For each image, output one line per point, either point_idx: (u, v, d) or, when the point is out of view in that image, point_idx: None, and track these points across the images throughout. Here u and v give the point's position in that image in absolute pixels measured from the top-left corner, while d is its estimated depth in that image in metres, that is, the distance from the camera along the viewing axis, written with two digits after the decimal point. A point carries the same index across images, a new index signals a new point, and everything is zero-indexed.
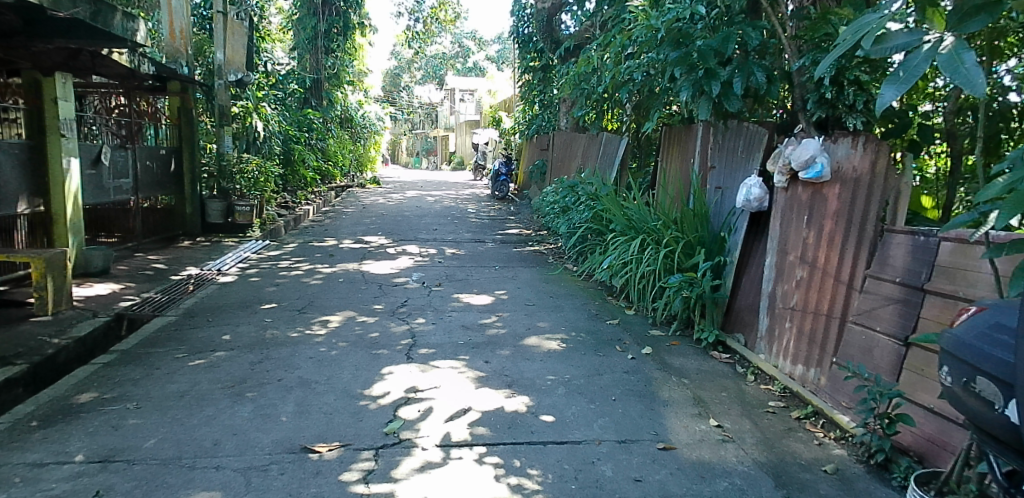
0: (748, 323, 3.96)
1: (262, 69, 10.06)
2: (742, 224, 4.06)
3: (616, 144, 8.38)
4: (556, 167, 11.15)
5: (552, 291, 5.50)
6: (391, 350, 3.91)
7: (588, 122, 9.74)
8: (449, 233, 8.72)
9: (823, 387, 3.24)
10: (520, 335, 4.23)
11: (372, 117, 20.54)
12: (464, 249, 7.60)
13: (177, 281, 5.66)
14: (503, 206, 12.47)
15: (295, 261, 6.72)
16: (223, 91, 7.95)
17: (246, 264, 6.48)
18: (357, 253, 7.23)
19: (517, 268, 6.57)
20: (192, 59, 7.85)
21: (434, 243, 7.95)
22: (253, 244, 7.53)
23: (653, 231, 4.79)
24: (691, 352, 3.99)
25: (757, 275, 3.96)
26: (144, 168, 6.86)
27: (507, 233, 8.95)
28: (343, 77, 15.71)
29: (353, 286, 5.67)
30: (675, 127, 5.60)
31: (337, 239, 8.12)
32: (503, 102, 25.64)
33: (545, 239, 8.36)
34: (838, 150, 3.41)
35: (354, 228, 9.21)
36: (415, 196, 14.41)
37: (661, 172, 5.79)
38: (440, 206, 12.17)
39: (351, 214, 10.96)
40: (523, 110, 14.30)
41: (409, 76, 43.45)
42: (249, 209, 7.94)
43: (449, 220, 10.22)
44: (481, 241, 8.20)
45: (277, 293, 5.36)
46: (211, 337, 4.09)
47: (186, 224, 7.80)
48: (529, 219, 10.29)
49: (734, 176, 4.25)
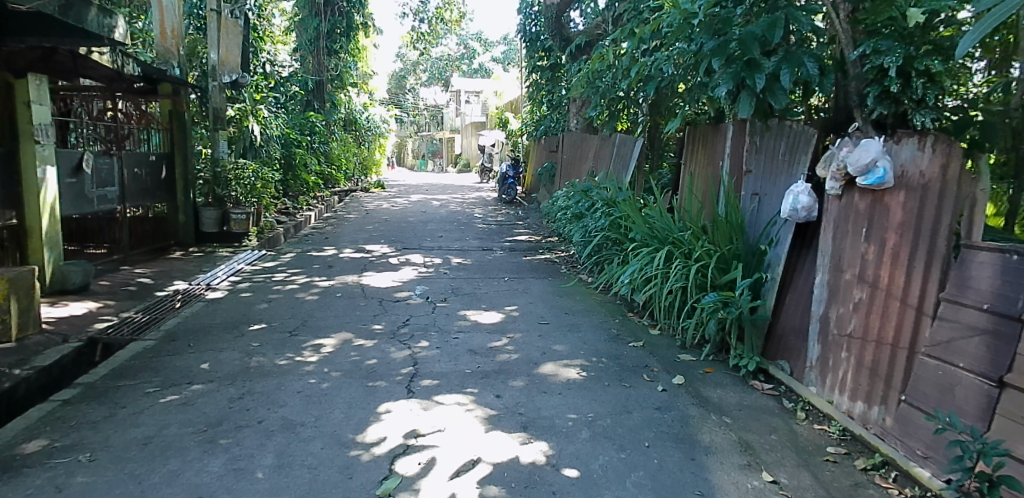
0: (793, 350, 3.49)
1: (261, 71, 9.64)
2: (786, 236, 3.58)
3: (631, 146, 7.91)
4: (566, 170, 10.69)
5: (567, 307, 5.04)
6: (390, 382, 3.46)
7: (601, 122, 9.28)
8: (455, 240, 8.27)
9: (890, 429, 2.76)
10: (534, 361, 3.78)
11: (376, 119, 20.12)
12: (471, 259, 7.15)
13: (162, 298, 5.24)
14: (511, 210, 12.03)
15: (292, 274, 6.30)
16: (218, 93, 7.54)
17: (238, 278, 6.06)
18: (357, 264, 6.79)
19: (528, 279, 6.11)
20: (184, 59, 7.40)
21: (439, 252, 7.50)
22: (248, 254, 7.11)
23: (681, 242, 4.31)
24: (729, 382, 3.51)
25: (804, 294, 3.48)
26: (132, 175, 6.46)
27: (517, 240, 8.49)
28: (347, 78, 15.31)
29: (351, 302, 5.23)
30: (699, 127, 5.14)
31: (337, 248, 7.69)
32: (509, 103, 25.22)
33: (556, 247, 7.90)
34: (902, 152, 2.92)
35: (356, 235, 8.79)
36: (420, 200, 13.99)
37: (684, 176, 5.34)
38: (446, 211, 11.73)
39: (354, 220, 10.54)
40: (531, 110, 13.86)
41: (414, 78, 43.10)
42: (245, 217, 7.53)
43: (455, 225, 9.78)
44: (488, 249, 7.75)
45: (268, 311, 4.92)
46: (189, 367, 3.66)
47: (178, 233, 7.44)
48: (538, 225, 9.84)
49: (774, 181, 3.79)
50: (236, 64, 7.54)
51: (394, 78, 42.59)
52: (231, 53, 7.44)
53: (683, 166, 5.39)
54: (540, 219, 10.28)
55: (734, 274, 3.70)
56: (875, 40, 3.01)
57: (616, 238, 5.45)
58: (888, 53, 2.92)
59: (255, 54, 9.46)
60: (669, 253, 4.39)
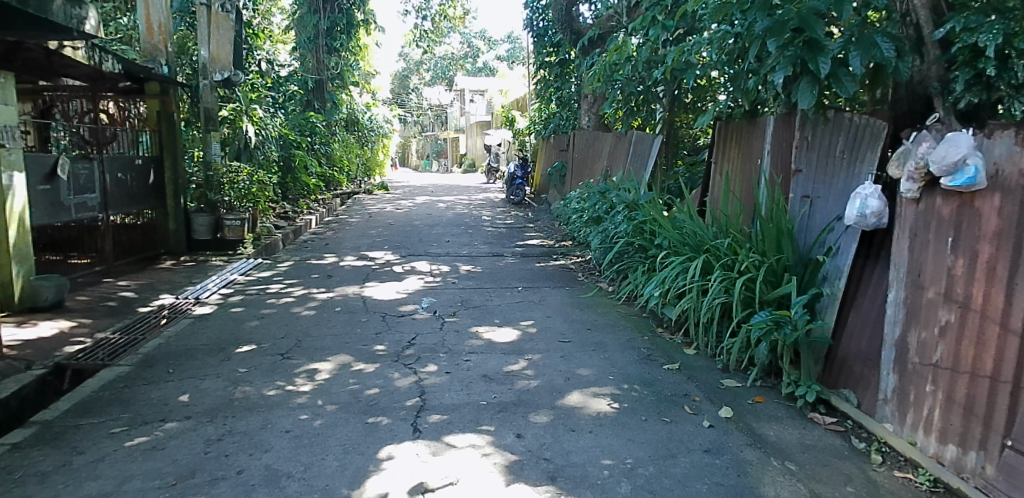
0: (862, 378, 3.01)
1: (256, 69, 9.21)
2: (850, 244, 3.12)
3: (649, 143, 7.43)
4: (578, 170, 10.22)
5: (589, 323, 4.56)
6: (394, 417, 2.99)
7: (615, 119, 8.80)
8: (463, 246, 7.80)
9: (996, 482, 2.26)
10: (558, 390, 3.30)
11: (379, 120, 19.71)
12: (480, 266, 6.68)
13: (145, 314, 4.80)
14: (520, 212, 11.55)
15: (288, 285, 5.85)
16: (209, 93, 7.12)
17: (230, 290, 5.62)
18: (359, 273, 6.34)
19: (544, 289, 5.64)
20: (173, 57, 6.99)
21: (446, 258, 7.04)
22: (243, 263, 6.67)
23: (720, 252, 3.85)
24: (785, 415, 3.04)
25: (874, 312, 2.99)
26: (116, 180, 6.04)
27: (528, 244, 8.02)
28: (348, 78, 14.88)
29: (351, 317, 4.77)
30: (732, 122, 4.68)
31: (338, 255, 7.24)
32: (515, 102, 24.78)
33: (570, 252, 7.42)
34: (998, 148, 2.42)
35: (358, 241, 8.33)
36: (425, 202, 13.54)
37: (715, 176, 4.90)
38: (452, 214, 11.27)
39: (357, 224, 10.09)
40: (539, 108, 13.38)
41: (417, 78, 42.68)
42: (240, 223, 7.10)
43: (462, 229, 9.32)
44: (498, 255, 7.28)
45: (259, 329, 4.47)
46: (165, 400, 3.21)
47: (168, 241, 6.99)
48: (550, 228, 9.36)
49: (830, 182, 3.34)
50: (228, 61, 7.11)
51: (398, 77, 42.21)
52: (222, 50, 7.02)
53: (715, 167, 4.93)
54: (551, 221, 9.80)
55: (787, 288, 3.23)
56: (964, 15, 2.53)
57: (640, 245, 4.99)
58: (983, 30, 2.43)
59: (250, 52, 9.03)
60: (706, 264, 3.93)
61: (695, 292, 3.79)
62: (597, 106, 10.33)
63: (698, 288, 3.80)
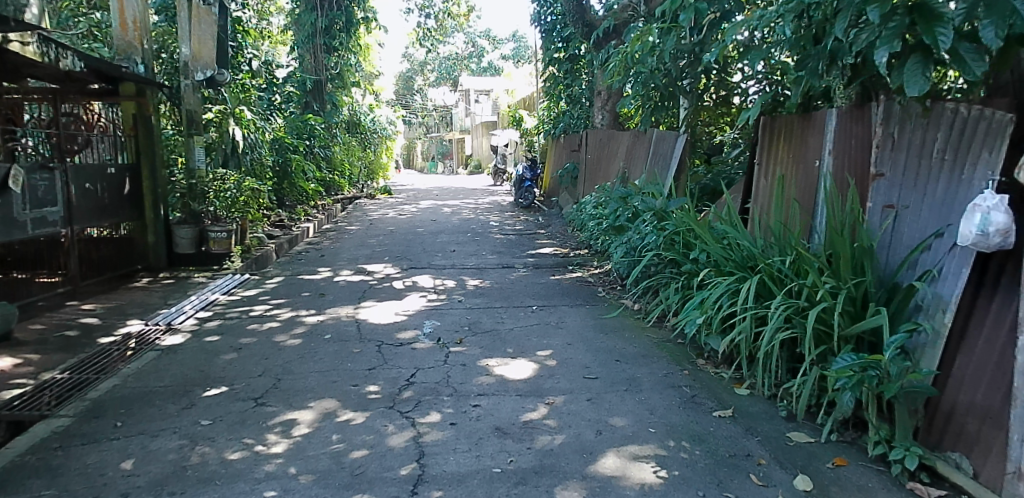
0: (981, 441, 2.29)
1: (246, 68, 8.61)
2: (960, 268, 2.47)
3: (672, 142, 6.79)
4: (591, 171, 9.58)
5: (617, 353, 3.91)
6: (382, 494, 2.35)
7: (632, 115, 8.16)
8: (469, 256, 7.17)
9: None
10: (589, 450, 2.65)
11: (382, 121, 19.13)
12: (489, 280, 6.05)
13: (106, 346, 4.19)
14: (529, 216, 10.91)
15: (274, 305, 5.23)
16: (191, 93, 6.53)
17: (208, 312, 5.00)
18: (355, 291, 5.72)
19: (562, 308, 4.99)
20: (150, 56, 6.40)
21: (451, 272, 6.41)
22: (228, 280, 6.05)
23: (780, 271, 3.23)
24: (877, 486, 2.38)
25: (993, 355, 2.31)
26: (82, 191, 5.46)
27: (540, 253, 7.38)
28: (348, 77, 14.29)
29: (342, 346, 4.14)
30: (781, 118, 4.06)
31: (333, 269, 6.62)
32: (523, 101, 24.16)
33: (588, 263, 6.77)
34: None
35: (356, 252, 7.71)
36: (430, 207, 12.93)
37: (760, 179, 4.27)
38: (458, 219, 10.65)
39: (356, 232, 9.48)
40: (548, 107, 12.75)
41: (422, 79, 42.11)
42: (226, 235, 6.51)
43: (469, 237, 8.69)
44: (508, 267, 6.64)
45: (234, 364, 3.85)
46: (102, 468, 2.59)
47: (147, 256, 6.40)
48: (563, 234, 8.72)
49: (925, 187, 2.71)
50: (211, 58, 6.51)
51: (402, 78, 41.63)
52: (205, 47, 6.42)
53: (758, 169, 4.31)
54: (563, 227, 9.16)
55: (873, 321, 2.60)
56: None
57: (675, 259, 4.34)
58: None
59: (240, 50, 8.46)
60: (762, 286, 3.29)
61: (750, 321, 3.16)
62: (611, 103, 9.68)
63: (752, 316, 3.16)
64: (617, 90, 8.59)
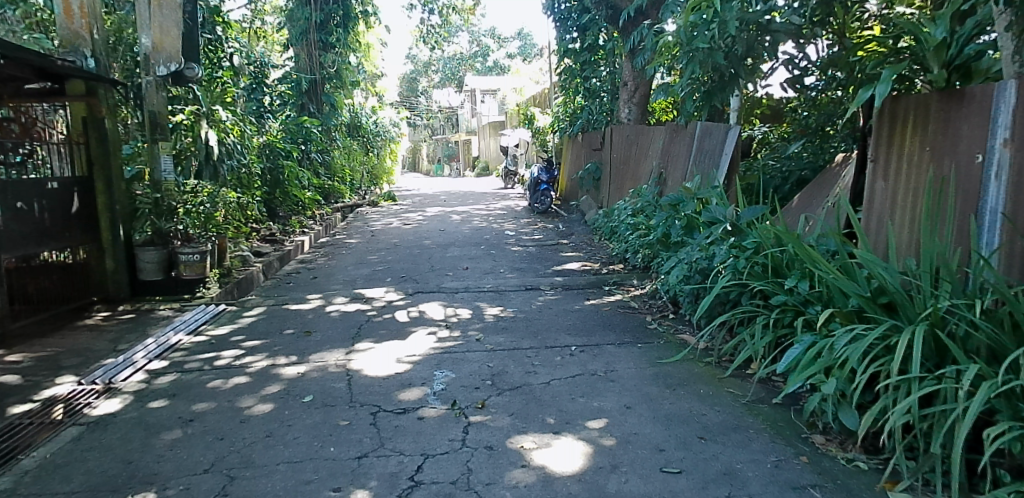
0: None
1: (228, 64, 7.61)
2: None
3: (721, 137, 5.81)
4: (617, 171, 8.59)
5: (697, 425, 2.86)
6: None
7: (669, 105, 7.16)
8: (484, 276, 6.13)
9: None
10: None
11: (385, 124, 18.12)
12: (511, 308, 5.00)
13: (16, 416, 3.18)
14: (548, 223, 9.87)
15: (247, 350, 4.21)
16: (154, 92, 5.54)
17: (163, 362, 3.98)
18: (349, 326, 4.70)
19: (608, 350, 3.94)
20: (105, 48, 5.39)
21: (465, 298, 5.38)
22: (199, 313, 5.06)
23: (963, 325, 2.29)
24: None
25: None
26: (12, 211, 4.47)
27: (567, 270, 6.34)
28: (347, 77, 13.26)
29: (325, 415, 3.10)
30: (908, 98, 3.09)
31: (325, 295, 5.60)
32: (531, 99, 23.11)
33: (625, 281, 5.72)
34: None
35: (354, 271, 6.70)
36: (437, 213, 11.91)
37: (878, 181, 3.29)
38: (468, 228, 9.62)
39: (356, 246, 8.47)
40: (563, 102, 11.69)
41: (427, 80, 41.07)
42: (198, 257, 5.52)
43: (482, 249, 7.66)
44: (531, 290, 5.59)
45: (177, 446, 2.83)
46: None
47: (106, 285, 5.39)
48: (589, 245, 7.67)
49: None
50: (175, 50, 5.49)
51: (405, 80, 40.65)
52: (167, 36, 5.41)
53: (873, 168, 3.34)
54: (588, 236, 8.12)
55: None
56: None
57: (768, 291, 3.32)
58: None
59: (219, 43, 7.41)
60: (927, 345, 2.35)
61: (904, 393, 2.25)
62: (639, 95, 8.65)
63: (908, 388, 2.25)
64: (649, 79, 7.56)
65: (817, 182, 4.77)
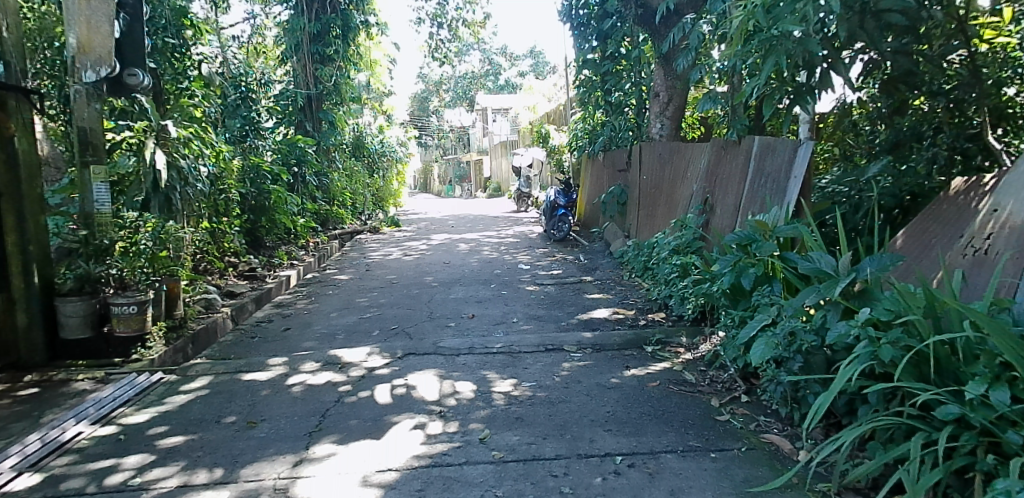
0: None
1: (195, 74, 6.54)
2: None
3: (790, 154, 4.63)
4: (648, 194, 7.42)
5: None
6: None
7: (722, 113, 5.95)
8: (493, 329, 4.94)
9: None
10: None
11: (393, 143, 17.12)
12: (527, 381, 3.79)
13: None
14: (567, 254, 8.68)
15: (160, 454, 3.02)
16: (83, 104, 4.44)
17: (36, 477, 2.82)
18: (312, 410, 3.51)
19: (669, 465, 2.71)
20: (20, 52, 4.30)
21: (467, 364, 4.18)
22: (123, 388, 3.90)
23: None
24: None
25: None
26: None
27: (595, 320, 5.13)
28: (347, 92, 12.25)
29: None
30: None
31: (291, 357, 4.43)
32: (546, 116, 22.02)
33: (672, 338, 4.50)
34: None
35: (338, 320, 5.54)
36: (444, 241, 10.77)
37: None
38: (477, 260, 8.45)
39: (347, 283, 7.32)
40: (581, 118, 10.54)
41: (438, 99, 40.30)
42: (133, 310, 4.35)
43: (492, 289, 6.48)
44: (553, 351, 4.36)
45: None
46: None
47: (16, 348, 4.25)
48: (619, 283, 6.47)
49: None
50: (108, 50, 4.42)
51: (417, 100, 39.98)
52: (96, 33, 4.34)
53: None
54: (616, 273, 6.92)
55: None
56: None
57: (933, 398, 2.13)
58: None
59: (186, 50, 6.38)
60: None
61: None
62: (673, 108, 7.51)
63: None
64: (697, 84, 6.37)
65: (925, 214, 3.58)
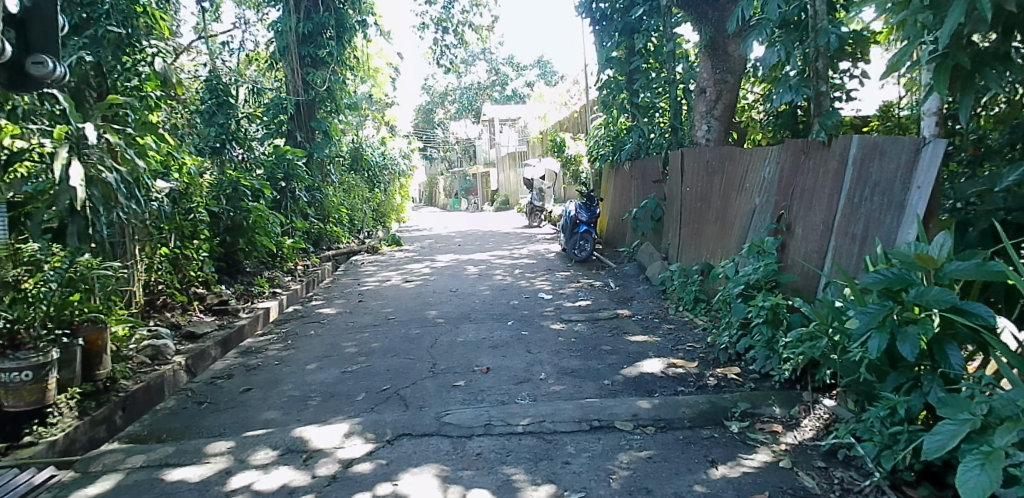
0: None
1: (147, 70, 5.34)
2: None
3: (909, 156, 3.41)
4: (693, 209, 6.23)
5: None
6: None
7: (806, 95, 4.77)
8: (514, 393, 3.73)
9: None
10: None
11: (395, 155, 16.03)
12: (572, 492, 2.57)
13: None
14: (593, 278, 7.48)
15: None
16: None
17: None
18: None
19: None
20: None
21: (481, 455, 2.96)
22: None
23: None
24: None
25: None
26: None
27: (649, 376, 3.91)
28: (343, 99, 11.14)
29: None
30: None
31: (240, 441, 3.23)
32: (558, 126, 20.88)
33: (761, 408, 3.28)
34: None
35: (315, 375, 4.35)
36: (450, 263, 9.59)
37: None
38: (489, 287, 7.26)
39: (334, 319, 6.13)
40: (602, 124, 9.38)
41: (444, 111, 39.26)
42: (25, 380, 3.17)
43: (508, 328, 5.28)
44: (602, 431, 3.14)
45: None
46: None
47: None
48: (666, 320, 5.25)
49: None
50: None
51: (422, 112, 39.06)
52: None
53: None
54: (658, 306, 5.71)
55: None
56: None
57: None
58: None
59: (137, 41, 5.21)
60: None
61: None
62: (723, 105, 6.38)
63: None
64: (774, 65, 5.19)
65: None
